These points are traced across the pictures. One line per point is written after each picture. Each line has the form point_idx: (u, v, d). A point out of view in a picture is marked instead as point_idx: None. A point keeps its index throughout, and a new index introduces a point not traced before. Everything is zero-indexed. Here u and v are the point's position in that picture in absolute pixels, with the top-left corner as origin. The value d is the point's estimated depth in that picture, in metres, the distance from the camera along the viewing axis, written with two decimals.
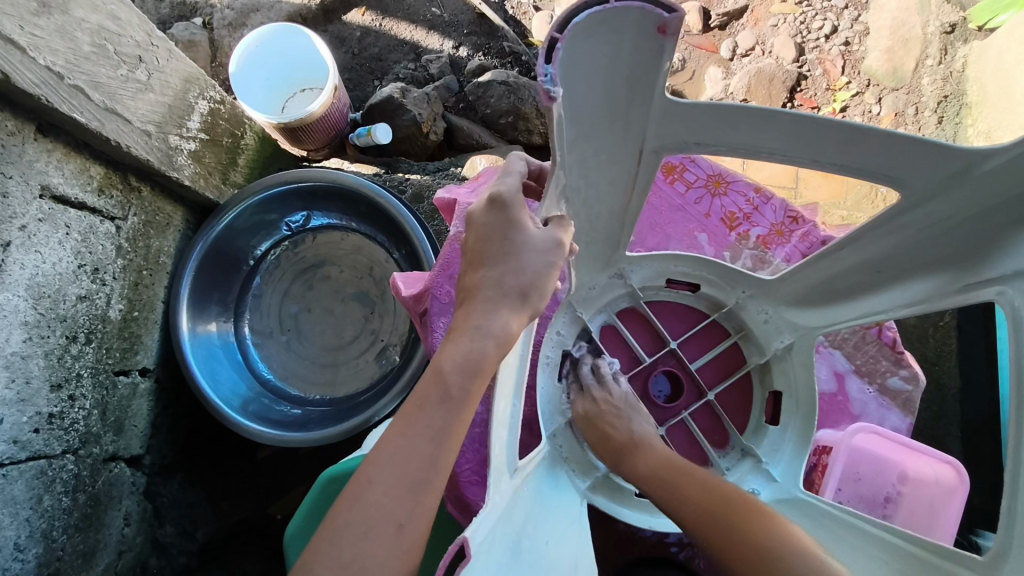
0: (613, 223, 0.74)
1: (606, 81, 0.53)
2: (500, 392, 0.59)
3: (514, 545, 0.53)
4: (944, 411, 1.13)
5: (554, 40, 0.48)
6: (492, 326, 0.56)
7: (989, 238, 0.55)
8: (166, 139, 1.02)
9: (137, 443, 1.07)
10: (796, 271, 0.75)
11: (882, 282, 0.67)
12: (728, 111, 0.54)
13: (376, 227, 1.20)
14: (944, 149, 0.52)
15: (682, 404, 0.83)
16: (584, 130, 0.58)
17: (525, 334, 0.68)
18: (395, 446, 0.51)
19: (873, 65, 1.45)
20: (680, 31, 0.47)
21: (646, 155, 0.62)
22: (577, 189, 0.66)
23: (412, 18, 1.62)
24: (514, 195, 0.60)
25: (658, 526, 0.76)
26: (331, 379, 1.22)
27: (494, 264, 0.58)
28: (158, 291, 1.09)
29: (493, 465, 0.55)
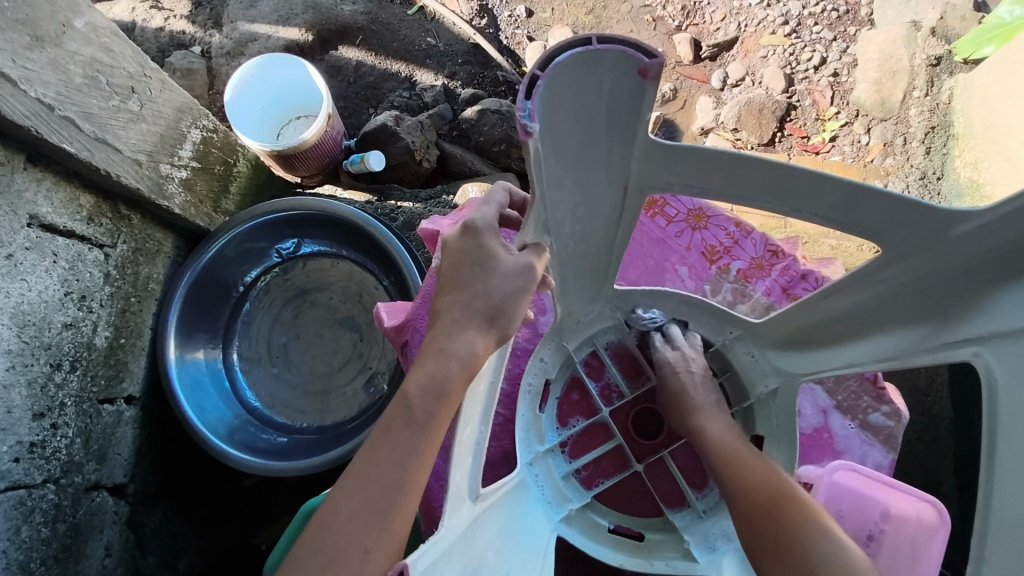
0: (600, 256, 0.75)
1: (587, 121, 0.54)
2: (463, 427, 0.58)
3: (469, 573, 0.52)
4: (937, 443, 1.12)
5: (535, 77, 0.49)
6: (456, 347, 0.56)
7: (964, 294, 0.55)
8: (157, 167, 1.03)
9: (121, 471, 1.06)
10: (783, 315, 0.75)
11: (867, 330, 0.66)
12: (708, 159, 0.56)
13: (366, 255, 1.20)
14: (920, 206, 0.53)
15: (662, 441, 0.82)
16: (567, 169, 0.58)
17: (496, 357, 0.67)
18: (359, 472, 0.52)
19: (862, 96, 1.46)
20: (660, 76, 0.48)
21: (630, 192, 0.63)
22: (562, 226, 0.66)
23: (408, 48, 1.65)
24: (488, 224, 0.62)
25: (629, 564, 0.74)
26: (323, 407, 1.21)
27: (462, 287, 0.59)
28: (146, 319, 1.09)
29: (450, 491, 0.53)
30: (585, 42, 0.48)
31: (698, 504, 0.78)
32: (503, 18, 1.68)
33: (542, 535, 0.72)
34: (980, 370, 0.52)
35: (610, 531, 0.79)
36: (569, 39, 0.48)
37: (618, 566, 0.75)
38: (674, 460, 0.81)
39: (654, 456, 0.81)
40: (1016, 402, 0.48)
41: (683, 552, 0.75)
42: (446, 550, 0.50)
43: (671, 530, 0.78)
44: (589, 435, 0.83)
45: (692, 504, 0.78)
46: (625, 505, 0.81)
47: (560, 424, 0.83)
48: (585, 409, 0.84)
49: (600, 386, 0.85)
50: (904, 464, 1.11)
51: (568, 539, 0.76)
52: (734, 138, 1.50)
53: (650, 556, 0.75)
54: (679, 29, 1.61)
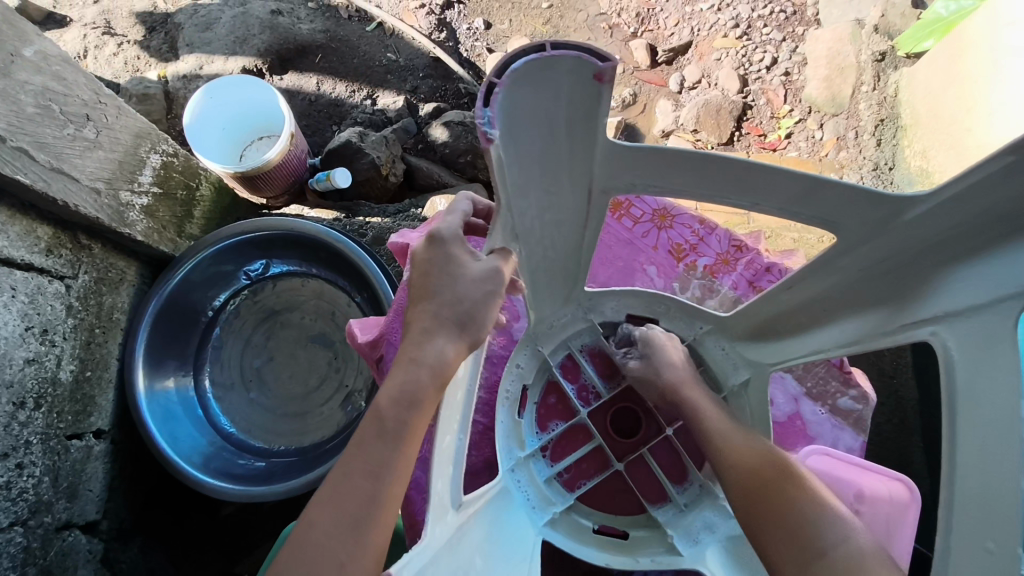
0: (571, 261, 0.76)
1: (547, 125, 0.55)
2: (441, 436, 0.58)
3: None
4: (906, 424, 1.15)
5: (493, 84, 0.51)
6: (428, 355, 0.56)
7: (918, 277, 0.58)
8: (117, 195, 1.01)
9: (93, 509, 1.03)
10: (750, 307, 0.77)
11: (830, 318, 0.69)
12: (667, 157, 0.57)
13: (337, 273, 1.19)
14: (870, 195, 0.55)
15: (641, 439, 0.83)
16: (530, 174, 0.60)
17: (472, 365, 0.67)
18: (335, 487, 0.52)
19: (813, 94, 1.51)
20: (615, 79, 0.49)
21: (596, 195, 0.64)
22: (530, 231, 0.67)
23: (368, 64, 1.66)
24: (453, 232, 0.62)
25: (616, 563, 0.74)
26: (299, 430, 1.19)
27: (433, 296, 0.59)
28: (112, 349, 1.07)
29: (432, 500, 0.53)
30: (540, 49, 0.49)
31: (680, 499, 0.79)
32: (462, 30, 1.71)
33: (527, 538, 0.71)
34: (937, 347, 0.55)
35: (595, 533, 0.79)
36: (524, 46, 0.49)
37: (604, 566, 0.74)
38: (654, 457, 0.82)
39: (635, 454, 0.82)
40: (971, 376, 0.50)
41: (667, 547, 0.76)
42: (431, 560, 0.50)
43: (654, 527, 0.79)
44: (569, 437, 0.84)
45: (674, 498, 0.79)
46: (607, 504, 0.82)
47: (539, 429, 0.84)
48: (563, 413, 0.85)
49: (577, 389, 0.85)
50: (876, 447, 1.15)
51: (553, 541, 0.75)
52: (694, 138, 1.54)
53: (636, 554, 0.76)
54: (635, 35, 1.65)
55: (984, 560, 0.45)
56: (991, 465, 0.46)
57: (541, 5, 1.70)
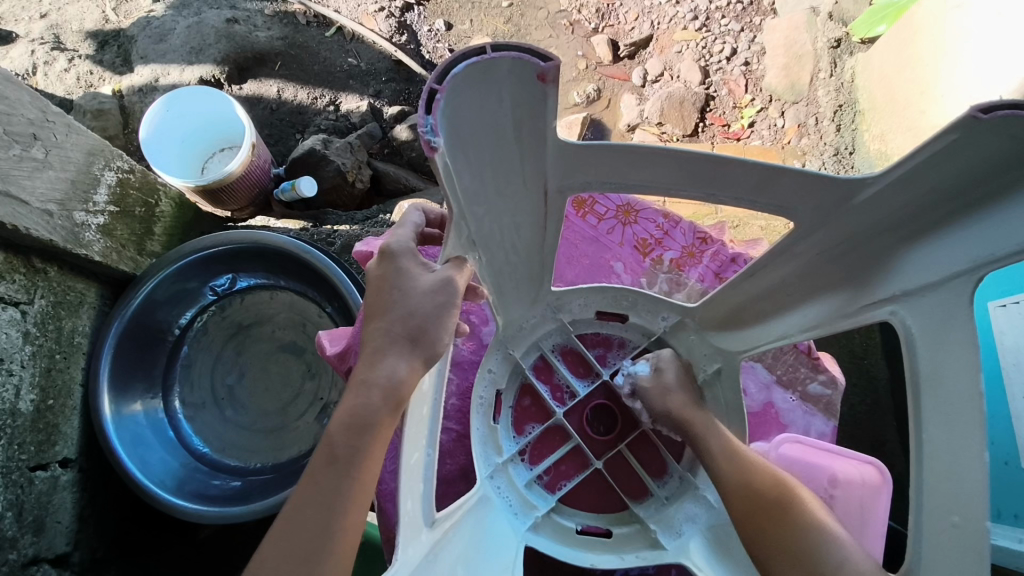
0: (533, 262, 0.75)
1: (494, 127, 0.54)
2: (410, 450, 0.57)
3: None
4: (878, 403, 1.17)
5: (433, 91, 0.50)
6: (381, 375, 0.55)
7: (881, 256, 0.59)
8: (70, 216, 0.98)
9: (63, 540, 1.00)
10: (716, 296, 0.76)
11: (793, 302, 0.69)
12: (617, 153, 0.57)
13: (305, 283, 1.17)
14: (826, 182, 0.55)
15: (618, 436, 0.83)
16: (482, 176, 0.59)
17: (438, 372, 0.66)
18: (293, 515, 0.51)
19: (772, 83, 1.53)
20: (558, 80, 0.49)
21: (552, 195, 0.63)
22: (487, 234, 0.66)
23: (329, 69, 1.64)
24: (403, 246, 0.61)
25: (600, 563, 0.75)
26: (276, 445, 1.16)
27: (385, 312, 0.58)
28: (75, 375, 1.03)
29: (402, 521, 0.53)
30: (480, 51, 0.49)
31: (661, 493, 0.79)
32: (423, 32, 1.70)
33: (509, 544, 0.71)
34: (898, 326, 0.59)
35: (579, 533, 0.79)
36: (463, 50, 0.49)
37: (589, 566, 0.75)
38: (632, 452, 0.82)
39: (612, 451, 0.82)
40: None
41: (650, 542, 0.76)
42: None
43: (637, 523, 0.79)
44: (546, 439, 0.83)
45: (654, 492, 0.79)
46: (590, 503, 0.81)
47: (516, 433, 0.84)
48: (537, 414, 0.85)
49: (551, 389, 0.85)
50: (851, 428, 1.17)
51: (538, 546, 0.75)
52: (659, 132, 1.55)
53: (621, 550, 0.76)
54: (596, 31, 1.66)
55: (952, 534, 0.52)
56: (959, 444, 0.52)
57: (501, 4, 1.69)
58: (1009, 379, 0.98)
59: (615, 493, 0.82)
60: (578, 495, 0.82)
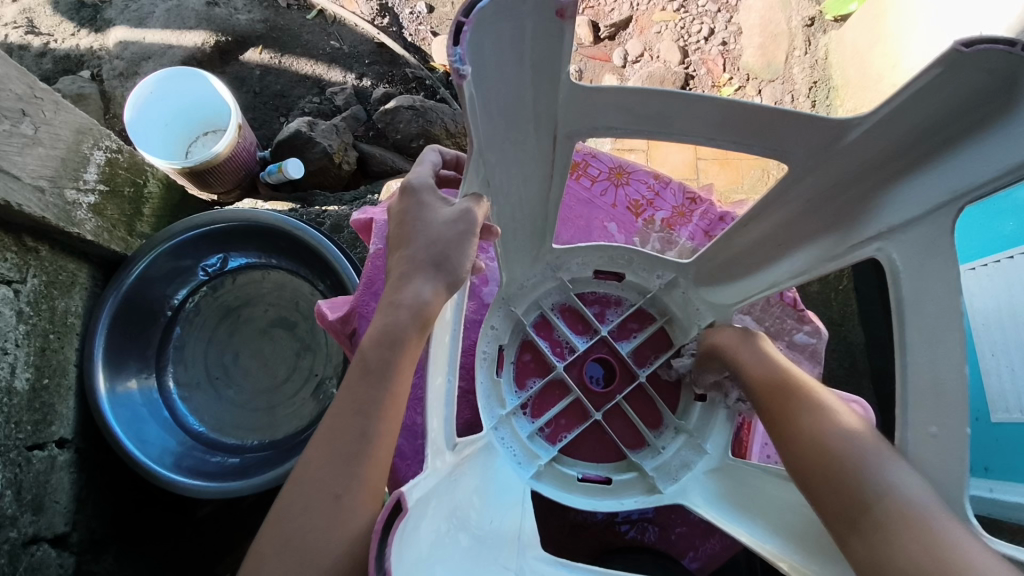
0: (538, 213, 0.78)
1: (511, 68, 0.56)
2: (434, 374, 0.59)
3: (453, 517, 0.55)
4: (856, 364, 1.23)
5: (459, 24, 0.49)
6: (406, 296, 0.57)
7: (862, 197, 0.63)
8: (62, 193, 0.98)
9: (62, 520, 1.00)
10: (714, 247, 0.81)
11: (783, 248, 0.73)
12: (626, 94, 0.59)
13: (297, 262, 1.18)
14: (813, 129, 0.59)
15: (616, 388, 0.87)
16: (496, 120, 0.61)
17: (456, 300, 0.68)
18: (326, 436, 0.53)
19: (749, 61, 1.58)
20: (576, 15, 0.50)
21: (559, 141, 0.66)
22: (496, 180, 0.69)
23: (312, 52, 1.64)
24: (424, 182, 0.64)
25: (601, 507, 0.79)
26: (271, 423, 1.17)
27: (409, 242, 0.61)
28: (69, 355, 1.03)
29: (431, 436, 0.55)
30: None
31: (657, 443, 0.84)
32: (405, 15, 1.70)
33: (517, 490, 0.75)
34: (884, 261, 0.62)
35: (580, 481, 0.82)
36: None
37: (591, 510, 0.79)
38: (630, 405, 0.87)
39: (610, 403, 0.86)
40: None
41: (647, 488, 0.80)
42: (432, 491, 0.52)
43: (636, 471, 0.83)
44: (546, 393, 0.88)
45: (651, 443, 0.84)
46: (589, 454, 0.85)
47: (518, 388, 0.88)
48: (537, 370, 0.89)
49: (550, 345, 0.89)
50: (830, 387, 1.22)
51: (541, 491, 0.79)
52: None
53: (621, 496, 0.80)
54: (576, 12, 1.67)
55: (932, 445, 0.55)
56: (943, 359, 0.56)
57: None
58: (979, 337, 1.05)
59: (612, 444, 0.86)
60: (578, 447, 0.86)
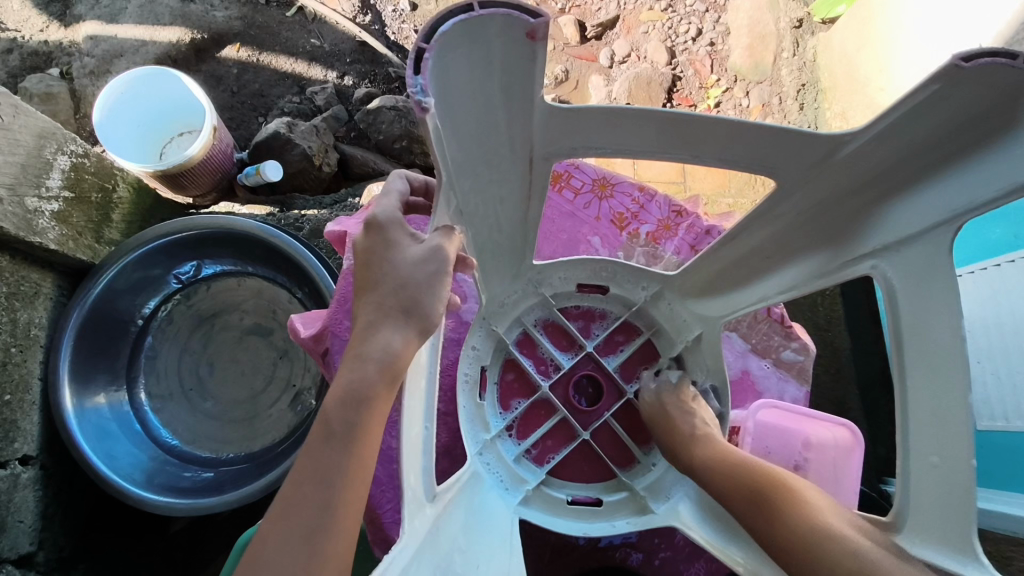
0: (516, 232, 0.77)
1: (483, 92, 0.55)
2: (408, 420, 0.57)
3: (439, 572, 0.53)
4: (842, 373, 1.22)
5: (421, 50, 0.48)
6: (375, 349, 0.55)
7: (857, 213, 0.62)
8: (22, 202, 0.93)
9: (26, 540, 0.96)
10: (695, 265, 0.79)
11: (769, 264, 0.72)
12: (606, 114, 0.56)
13: (274, 269, 1.14)
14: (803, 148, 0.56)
15: (604, 406, 0.85)
16: (468, 144, 0.59)
17: (432, 342, 0.66)
18: (291, 485, 0.50)
19: (737, 62, 1.56)
20: (547, 36, 0.49)
21: (536, 163, 0.64)
22: (472, 203, 0.67)
23: (291, 50, 1.60)
24: (391, 217, 0.61)
25: (592, 531, 0.77)
26: (248, 436, 1.14)
27: (376, 286, 0.58)
28: (33, 369, 0.99)
29: (407, 493, 0.53)
30: (467, 9, 0.48)
31: (647, 460, 0.82)
32: (387, 13, 1.64)
33: (503, 521, 0.73)
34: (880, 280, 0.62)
35: (570, 503, 0.81)
36: (450, 8, 0.48)
37: (583, 535, 0.77)
38: (618, 421, 0.85)
39: (599, 421, 0.84)
40: None
41: (639, 509, 0.79)
42: (413, 555, 0.50)
43: (626, 490, 0.81)
44: (531, 414, 0.86)
45: (641, 459, 0.83)
46: (578, 475, 0.83)
47: (503, 408, 0.85)
48: (521, 390, 0.87)
49: (535, 363, 0.87)
50: (817, 397, 1.21)
51: (528, 517, 0.77)
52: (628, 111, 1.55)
53: (611, 518, 0.78)
54: (563, 11, 1.63)
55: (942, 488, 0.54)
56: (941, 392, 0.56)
57: None
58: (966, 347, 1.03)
59: (602, 463, 0.84)
60: (566, 468, 0.84)
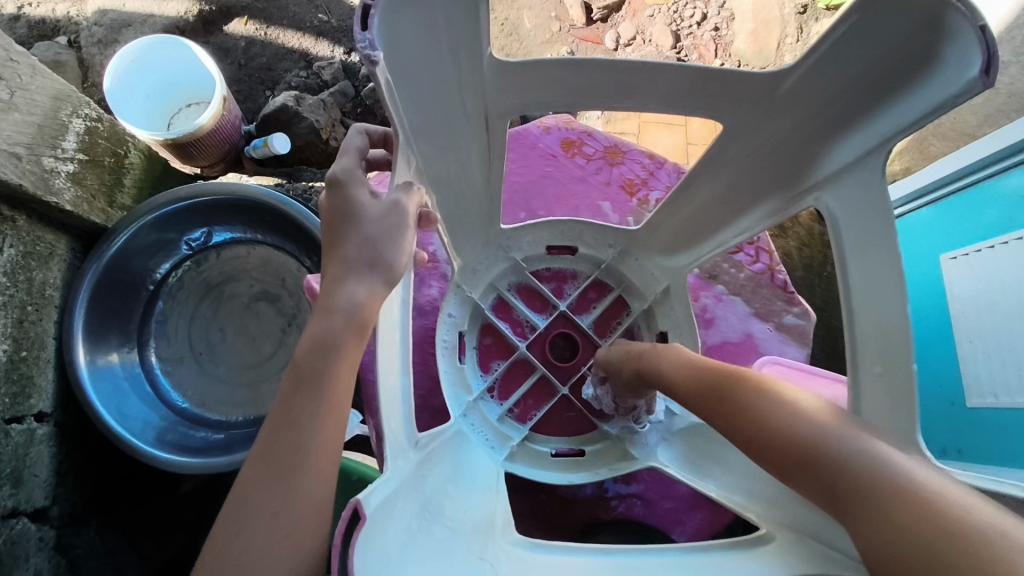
0: (481, 190, 0.80)
1: (435, 50, 0.57)
2: (386, 367, 0.58)
3: (422, 512, 0.54)
4: (837, 351, 1.25)
5: (368, 7, 0.48)
6: (340, 301, 0.54)
7: None
8: (39, 161, 0.95)
9: (41, 494, 0.98)
10: (660, 218, 0.84)
11: (736, 210, 0.75)
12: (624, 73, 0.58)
13: (284, 237, 1.16)
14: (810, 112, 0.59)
15: (579, 360, 0.90)
16: (422, 102, 0.61)
17: (404, 283, 0.65)
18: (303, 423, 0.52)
19: (741, 48, 1.59)
20: None
21: (492, 120, 0.67)
22: (434, 161, 0.69)
23: (299, 24, 1.59)
24: (349, 174, 0.61)
25: (576, 478, 0.80)
26: (257, 400, 1.17)
27: (340, 243, 0.58)
28: (48, 328, 1.01)
29: (389, 437, 0.55)
30: None
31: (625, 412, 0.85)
32: None
33: (488, 470, 0.75)
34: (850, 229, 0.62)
35: (554, 456, 0.85)
36: None
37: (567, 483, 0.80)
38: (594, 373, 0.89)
39: (576, 374, 0.89)
40: None
41: (619, 455, 0.82)
42: (394, 493, 0.51)
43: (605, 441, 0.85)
44: (510, 373, 0.90)
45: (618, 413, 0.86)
46: (559, 429, 0.88)
47: (483, 371, 0.90)
48: (499, 351, 0.91)
49: (511, 325, 0.92)
50: None
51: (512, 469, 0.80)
52: None
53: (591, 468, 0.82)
54: None
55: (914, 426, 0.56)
56: (882, 316, 0.56)
57: None
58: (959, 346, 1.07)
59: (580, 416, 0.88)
60: (548, 423, 0.88)
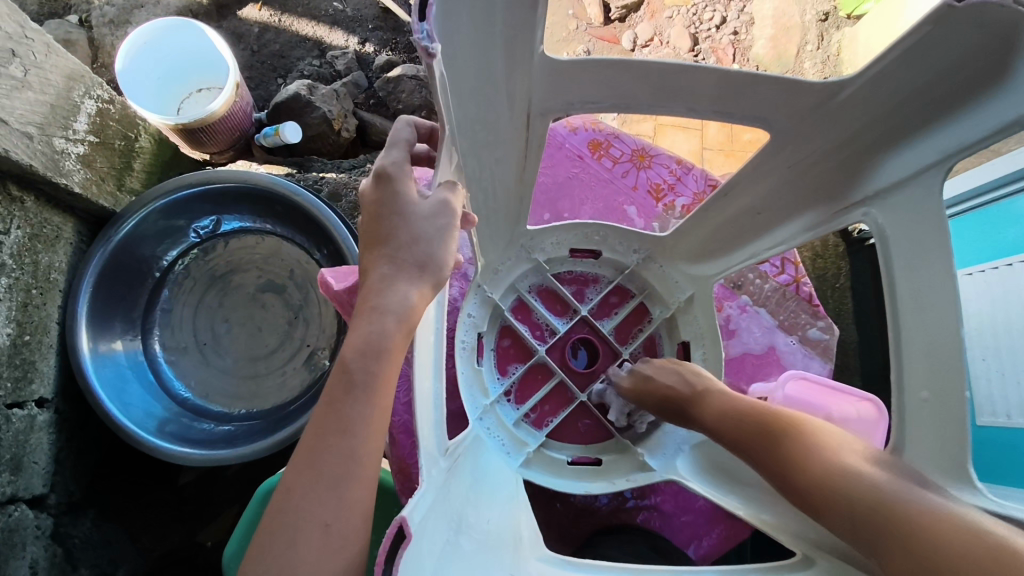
0: (513, 189, 0.79)
1: (484, 39, 0.55)
2: (419, 371, 0.57)
3: (454, 526, 0.53)
4: (849, 364, 1.23)
5: None
6: (391, 300, 0.53)
7: None
8: (50, 141, 0.93)
9: (40, 481, 0.96)
10: (690, 225, 0.83)
11: (771, 220, 0.74)
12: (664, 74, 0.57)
13: (294, 228, 1.15)
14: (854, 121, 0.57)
15: (599, 368, 0.90)
16: (467, 93, 0.59)
17: (437, 303, 0.66)
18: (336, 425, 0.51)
19: (760, 53, 1.57)
20: None
21: (534, 117, 0.65)
22: (471, 157, 0.68)
23: (314, 12, 1.58)
24: (400, 168, 0.58)
25: (595, 489, 0.79)
26: (261, 393, 1.14)
27: (386, 240, 0.56)
28: (51, 313, 0.99)
29: (421, 444, 0.54)
30: None
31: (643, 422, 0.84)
32: None
33: (508, 477, 0.75)
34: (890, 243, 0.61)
35: (570, 464, 0.84)
36: None
37: (585, 492, 0.79)
38: None
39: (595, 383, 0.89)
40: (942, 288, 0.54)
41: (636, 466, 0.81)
42: (430, 504, 0.50)
43: (623, 451, 0.85)
44: (527, 379, 0.89)
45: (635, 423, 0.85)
46: (574, 437, 0.88)
47: (500, 374, 0.89)
48: (517, 355, 0.90)
49: (530, 328, 0.91)
50: None
51: (531, 477, 0.80)
52: None
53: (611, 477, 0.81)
54: None
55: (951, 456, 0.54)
56: (929, 336, 0.55)
57: None
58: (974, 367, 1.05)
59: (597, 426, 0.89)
60: (562, 430, 0.88)
